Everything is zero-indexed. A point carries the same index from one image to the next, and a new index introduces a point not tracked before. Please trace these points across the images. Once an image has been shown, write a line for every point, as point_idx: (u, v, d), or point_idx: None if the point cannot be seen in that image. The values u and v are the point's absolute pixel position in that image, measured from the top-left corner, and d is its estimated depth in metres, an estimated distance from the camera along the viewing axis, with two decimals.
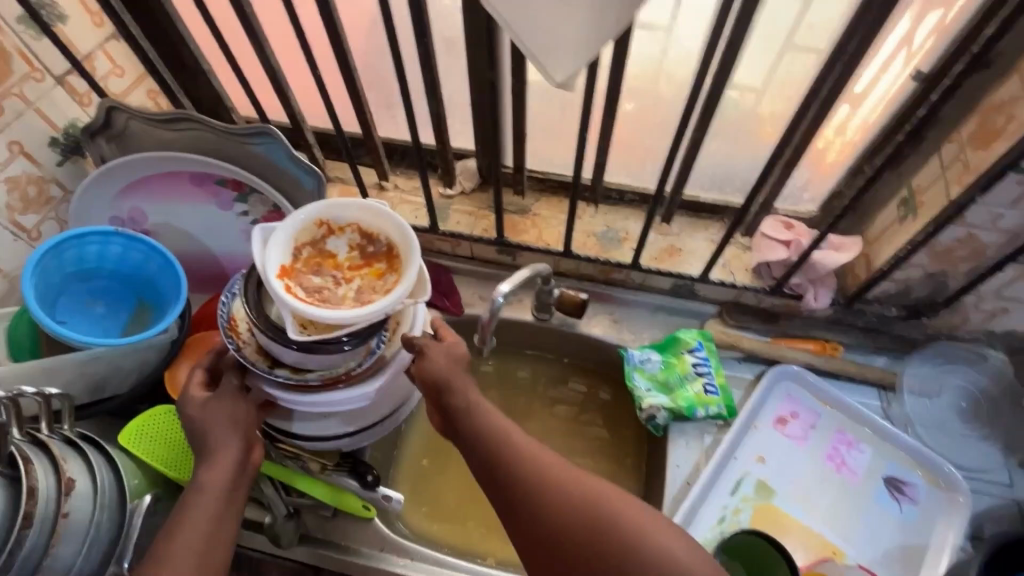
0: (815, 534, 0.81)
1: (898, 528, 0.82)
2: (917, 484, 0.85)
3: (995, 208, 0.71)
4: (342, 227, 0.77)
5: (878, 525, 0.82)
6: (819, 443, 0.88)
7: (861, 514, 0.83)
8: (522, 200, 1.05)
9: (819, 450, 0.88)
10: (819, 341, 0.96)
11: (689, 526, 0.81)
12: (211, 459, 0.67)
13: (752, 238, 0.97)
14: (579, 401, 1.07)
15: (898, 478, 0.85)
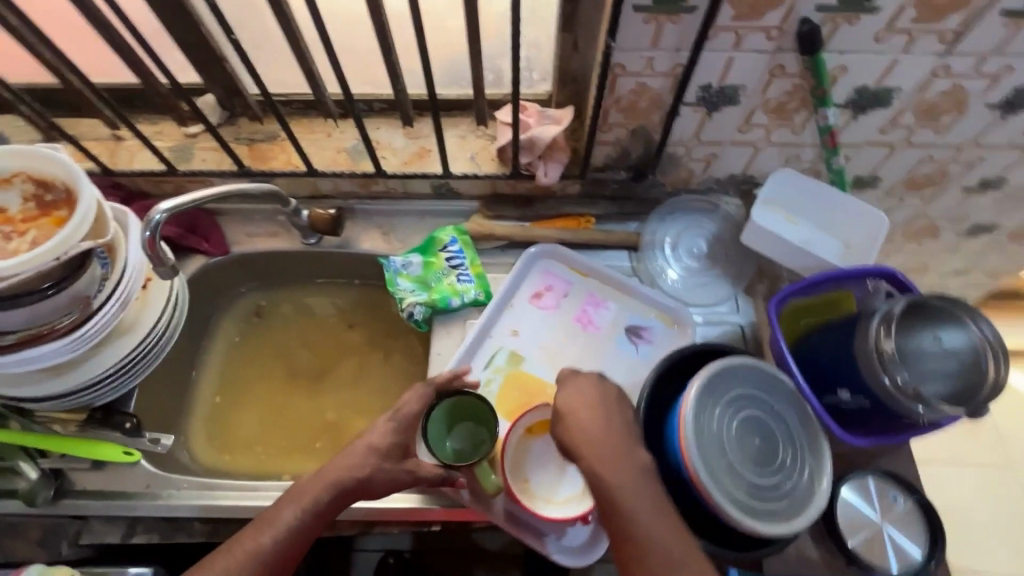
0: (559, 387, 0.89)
1: (635, 367, 0.91)
2: (654, 326, 0.95)
3: (643, 51, 0.75)
4: (10, 179, 0.73)
5: (616, 368, 0.91)
6: (569, 308, 0.96)
7: (601, 362, 0.92)
8: (267, 126, 1.02)
9: (569, 314, 0.95)
10: (573, 217, 1.01)
11: None
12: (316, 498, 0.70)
13: (492, 127, 0.99)
14: (374, 321, 1.09)
15: (637, 325, 0.94)
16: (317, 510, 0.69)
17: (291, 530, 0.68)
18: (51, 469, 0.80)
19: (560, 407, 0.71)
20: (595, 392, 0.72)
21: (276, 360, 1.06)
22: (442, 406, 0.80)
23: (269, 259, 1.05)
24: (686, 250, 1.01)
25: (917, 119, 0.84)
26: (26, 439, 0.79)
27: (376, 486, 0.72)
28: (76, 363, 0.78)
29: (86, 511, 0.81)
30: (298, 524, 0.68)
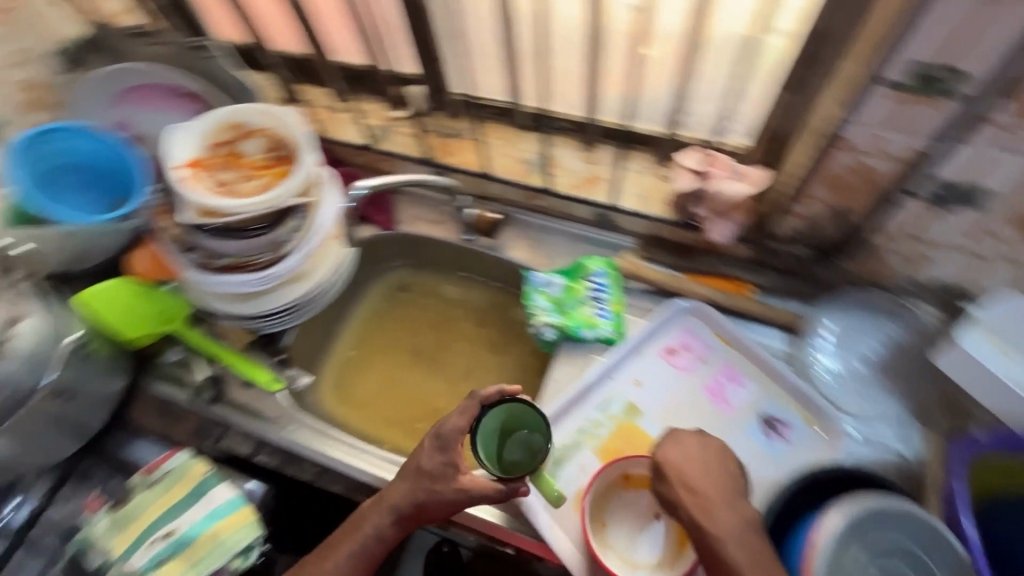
0: None
1: (761, 460, 0.83)
2: (795, 426, 0.85)
3: (875, 129, 0.67)
4: (255, 130, 0.85)
5: (739, 454, 0.83)
6: (703, 374, 0.89)
7: (724, 443, 0.84)
8: (456, 122, 1.06)
9: (700, 381, 0.89)
10: (731, 279, 0.95)
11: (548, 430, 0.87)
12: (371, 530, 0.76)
13: (670, 169, 0.96)
14: (502, 329, 1.12)
15: (776, 418, 0.85)
16: (381, 536, 0.76)
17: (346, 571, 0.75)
18: (214, 377, 0.95)
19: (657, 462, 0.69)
20: (693, 453, 0.69)
21: (406, 336, 1.14)
22: (487, 420, 0.78)
23: (425, 244, 1.12)
24: (855, 352, 0.89)
25: None
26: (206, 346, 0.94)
27: (433, 506, 0.75)
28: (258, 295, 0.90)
29: (229, 421, 0.92)
30: (360, 553, 0.75)
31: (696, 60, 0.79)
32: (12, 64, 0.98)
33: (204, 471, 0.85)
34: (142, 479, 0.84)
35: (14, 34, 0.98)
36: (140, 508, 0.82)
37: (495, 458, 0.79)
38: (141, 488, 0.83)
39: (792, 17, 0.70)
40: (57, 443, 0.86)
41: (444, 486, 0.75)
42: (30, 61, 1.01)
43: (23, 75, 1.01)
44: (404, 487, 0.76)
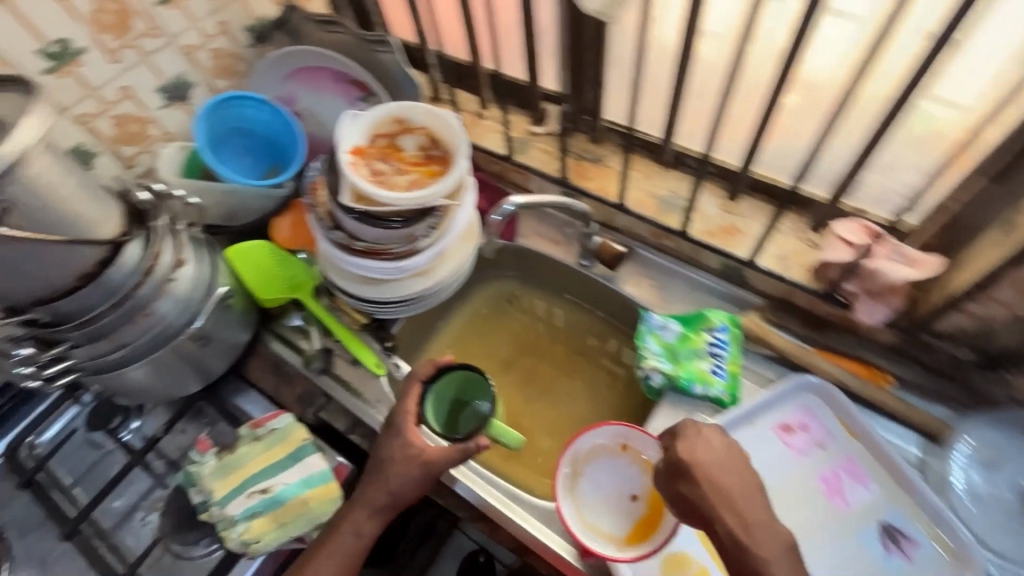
0: None
1: (875, 572, 0.75)
2: (922, 544, 0.77)
3: None
4: (416, 128, 0.89)
5: (850, 559, 0.76)
6: (819, 462, 0.83)
7: (831, 542, 0.77)
8: (598, 149, 1.08)
9: (815, 468, 0.82)
10: (867, 365, 0.88)
11: None
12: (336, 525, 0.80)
13: (820, 235, 0.89)
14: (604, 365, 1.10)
15: (898, 530, 0.77)
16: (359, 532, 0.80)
17: (330, 574, 0.78)
18: (327, 349, 0.99)
19: (686, 457, 0.72)
20: (715, 451, 0.72)
21: (502, 346, 1.14)
22: (435, 388, 0.89)
23: (540, 261, 1.12)
24: (1007, 479, 0.78)
25: None
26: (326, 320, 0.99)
27: (401, 494, 0.81)
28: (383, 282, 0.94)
29: (332, 394, 0.97)
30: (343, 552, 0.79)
31: (884, 129, 0.73)
32: (214, 33, 1.09)
33: (304, 438, 0.89)
34: (249, 432, 0.89)
35: (220, 8, 1.08)
36: (245, 458, 0.87)
37: (445, 425, 0.88)
38: (248, 440, 0.89)
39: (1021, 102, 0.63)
40: (184, 381, 0.94)
41: (412, 470, 0.80)
42: (227, 32, 1.12)
43: (219, 44, 1.12)
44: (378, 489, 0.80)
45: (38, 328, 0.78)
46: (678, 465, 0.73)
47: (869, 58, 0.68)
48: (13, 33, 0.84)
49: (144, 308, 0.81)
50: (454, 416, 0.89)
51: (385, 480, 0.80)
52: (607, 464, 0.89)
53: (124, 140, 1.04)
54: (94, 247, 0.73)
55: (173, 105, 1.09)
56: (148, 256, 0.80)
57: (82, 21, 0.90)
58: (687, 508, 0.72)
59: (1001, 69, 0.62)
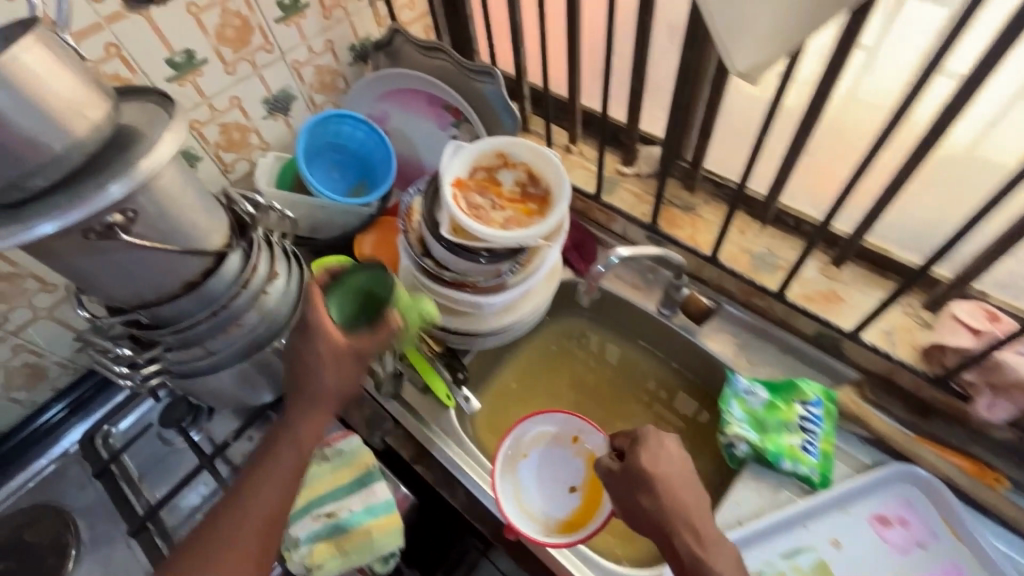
0: None
1: None
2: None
3: None
4: (516, 164, 0.88)
5: None
6: (919, 563, 0.77)
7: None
8: (690, 198, 1.05)
9: (915, 569, 0.77)
10: (975, 461, 0.80)
11: None
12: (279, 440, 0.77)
13: (935, 317, 0.84)
14: (669, 422, 1.05)
15: None
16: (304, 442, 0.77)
17: (277, 494, 0.74)
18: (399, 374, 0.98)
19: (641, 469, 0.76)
20: (671, 459, 0.77)
21: (568, 386, 1.11)
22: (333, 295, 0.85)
23: (619, 304, 1.09)
24: None
25: None
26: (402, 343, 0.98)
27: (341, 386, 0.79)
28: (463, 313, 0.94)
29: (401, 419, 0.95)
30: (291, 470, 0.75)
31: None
32: (322, 50, 1.12)
33: (371, 463, 0.88)
34: (317, 451, 0.90)
35: (330, 27, 1.11)
36: (313, 478, 0.87)
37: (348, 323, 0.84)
38: (316, 459, 0.89)
39: None
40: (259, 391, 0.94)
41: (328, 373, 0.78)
42: (333, 51, 1.15)
43: (324, 62, 1.15)
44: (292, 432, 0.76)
45: (137, 330, 0.79)
46: (637, 474, 0.76)
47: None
48: (148, 43, 0.88)
49: (238, 319, 0.82)
50: (360, 310, 0.85)
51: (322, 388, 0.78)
52: (552, 454, 0.96)
53: (226, 147, 1.08)
54: (202, 258, 0.75)
55: (275, 116, 1.12)
56: (246, 268, 0.81)
57: (209, 35, 0.94)
58: (648, 519, 0.74)
59: None
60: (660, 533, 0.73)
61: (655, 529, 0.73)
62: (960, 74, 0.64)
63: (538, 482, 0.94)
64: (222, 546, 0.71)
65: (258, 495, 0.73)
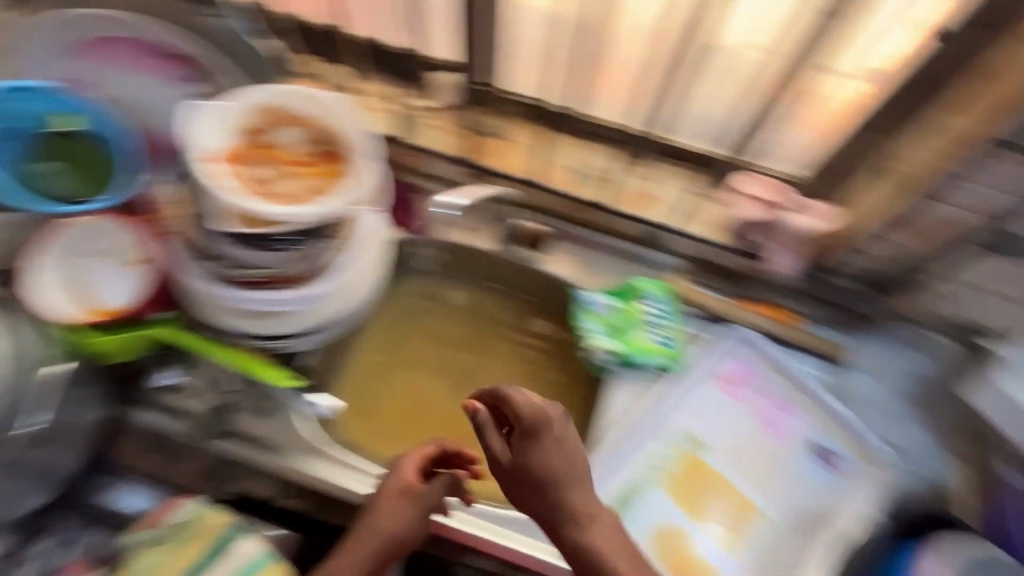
0: (738, 491, 0.81)
1: (816, 492, 0.83)
2: (845, 456, 0.86)
3: (970, 181, 0.69)
4: (295, 118, 0.72)
5: (798, 487, 0.83)
6: (757, 405, 0.88)
7: (784, 476, 0.83)
8: (499, 123, 1.00)
9: (756, 412, 0.87)
10: (775, 306, 0.95)
11: (606, 473, 0.80)
12: (394, 513, 0.72)
13: (725, 192, 0.95)
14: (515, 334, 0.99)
15: (826, 449, 0.86)
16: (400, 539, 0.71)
17: (382, 544, 0.71)
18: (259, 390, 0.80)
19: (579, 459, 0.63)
20: (565, 452, 0.63)
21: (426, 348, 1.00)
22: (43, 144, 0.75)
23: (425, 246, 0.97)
24: (889, 382, 0.93)
25: None
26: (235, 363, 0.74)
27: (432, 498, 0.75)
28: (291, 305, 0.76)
29: (240, 459, 0.77)
30: (386, 543, 0.71)
31: (775, 93, 0.81)
32: None
33: (225, 523, 0.72)
34: (145, 534, 0.70)
35: None
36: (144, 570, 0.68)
37: (66, 157, 0.75)
38: (141, 545, 0.69)
39: (883, 61, 0.73)
40: (24, 495, 0.69)
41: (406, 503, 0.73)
42: None
43: None
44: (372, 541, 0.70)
45: None
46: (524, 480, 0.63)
47: (788, 36, 0.75)
48: None
49: None
50: (69, 160, 0.76)
51: (423, 495, 0.74)
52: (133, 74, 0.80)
53: None
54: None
55: None
56: None
57: None
58: (533, 499, 0.64)
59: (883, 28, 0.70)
60: (568, 490, 0.63)
61: (563, 504, 0.63)
62: None
63: (95, 279, 0.75)
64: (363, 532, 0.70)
65: (380, 525, 0.71)
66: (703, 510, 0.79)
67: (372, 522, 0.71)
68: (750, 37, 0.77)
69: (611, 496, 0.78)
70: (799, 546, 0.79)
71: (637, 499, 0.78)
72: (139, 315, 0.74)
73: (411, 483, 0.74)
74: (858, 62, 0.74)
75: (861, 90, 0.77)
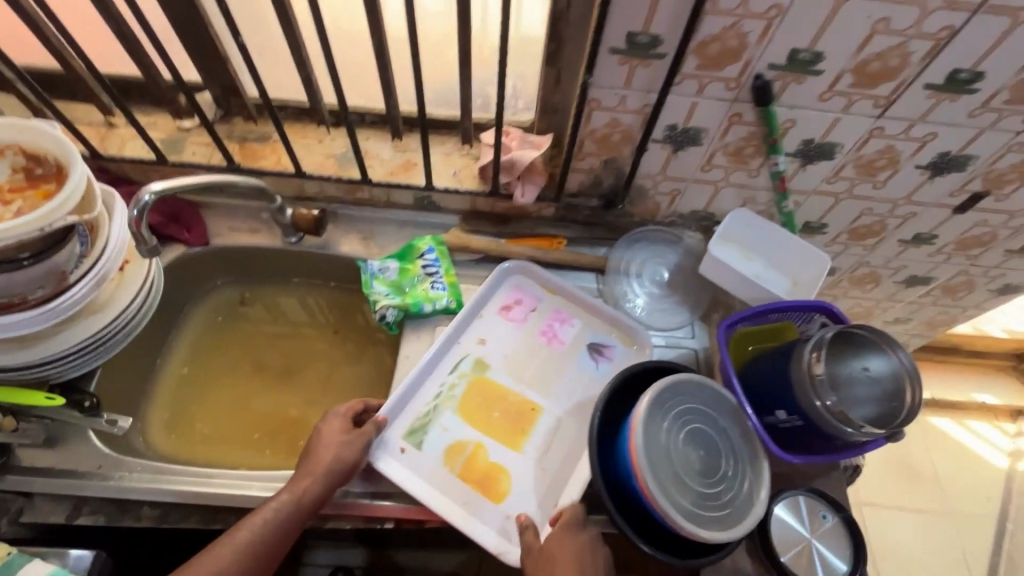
0: (521, 397, 0.91)
1: (593, 381, 0.94)
2: (615, 346, 0.98)
3: (618, 90, 0.83)
4: (2, 150, 0.75)
5: (576, 382, 0.93)
6: (536, 322, 0.98)
7: (562, 376, 0.94)
8: (261, 128, 1.06)
9: (535, 327, 0.98)
10: (546, 238, 1.07)
11: (398, 412, 0.88)
12: (347, 434, 0.79)
13: (476, 147, 1.05)
14: (332, 321, 1.11)
15: (599, 343, 0.97)
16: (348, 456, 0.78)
17: (342, 456, 0.77)
18: (41, 419, 0.81)
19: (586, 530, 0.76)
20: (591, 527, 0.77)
21: (246, 352, 1.07)
22: None
23: (212, 257, 1.04)
24: (650, 277, 1.07)
25: (857, 173, 0.93)
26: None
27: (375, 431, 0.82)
28: (56, 327, 0.79)
29: (30, 488, 0.78)
30: (338, 459, 0.77)
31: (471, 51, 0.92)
32: None
33: (7, 551, 0.72)
34: None
35: None
36: None
37: None
38: None
39: None
40: None
41: (350, 438, 0.79)
42: None
43: None
44: (327, 467, 0.75)
45: None
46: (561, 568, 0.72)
47: None
48: None
49: None
50: None
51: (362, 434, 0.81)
52: None
53: None
54: None
55: None
56: None
57: None
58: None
59: None
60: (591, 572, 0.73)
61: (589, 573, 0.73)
62: None
63: None
64: (330, 447, 0.77)
65: (337, 444, 0.78)
66: (492, 421, 0.89)
67: (333, 442, 0.78)
68: None
69: (406, 430, 0.87)
70: (583, 431, 0.89)
71: (430, 426, 0.87)
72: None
73: (346, 420, 0.82)
74: None
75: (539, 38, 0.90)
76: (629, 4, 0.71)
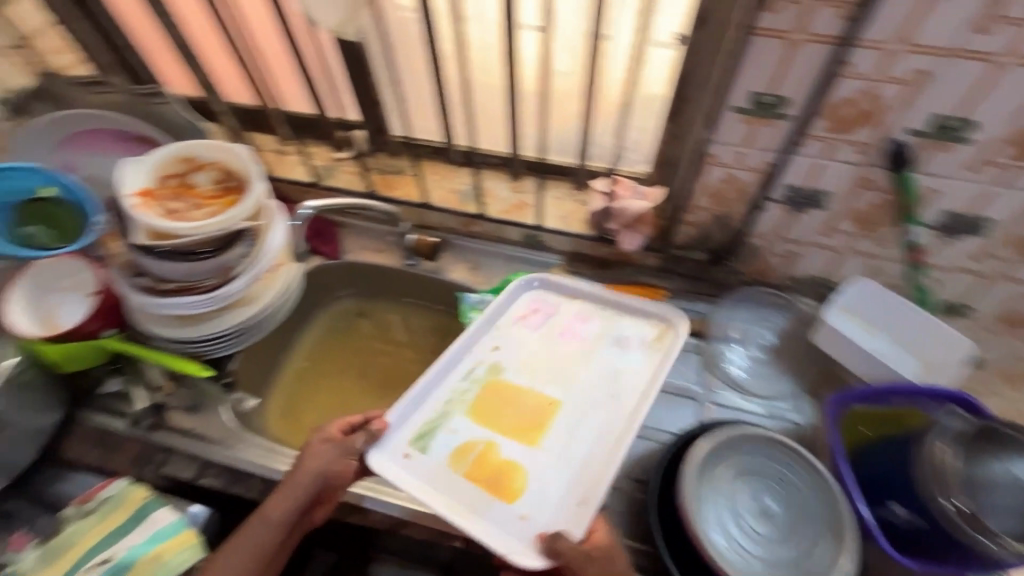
0: (538, 394, 0.83)
1: (619, 369, 0.85)
2: (644, 335, 0.90)
3: (738, 147, 0.83)
4: (206, 164, 0.94)
5: (599, 374, 0.85)
6: (555, 324, 0.92)
7: (584, 370, 0.86)
8: (397, 161, 1.20)
9: (553, 329, 0.92)
10: (646, 286, 1.06)
11: (405, 417, 0.81)
12: (318, 452, 0.77)
13: (584, 192, 1.10)
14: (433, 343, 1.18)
15: (621, 335, 0.90)
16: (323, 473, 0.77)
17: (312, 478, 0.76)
18: (191, 387, 0.97)
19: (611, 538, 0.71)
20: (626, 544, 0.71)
21: (354, 359, 1.17)
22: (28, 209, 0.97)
23: (347, 269, 1.18)
24: (754, 342, 1.02)
25: (1014, 253, 0.83)
26: (163, 360, 0.92)
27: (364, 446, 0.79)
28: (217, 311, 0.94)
29: (173, 445, 0.92)
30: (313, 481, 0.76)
31: (594, 105, 0.97)
32: None
33: (146, 495, 0.84)
34: (76, 510, 0.83)
35: None
36: (75, 537, 0.80)
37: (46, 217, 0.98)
38: (75, 518, 0.82)
39: (666, 66, 0.89)
40: None
41: (333, 449, 0.78)
42: None
43: None
44: (297, 490, 0.76)
45: None
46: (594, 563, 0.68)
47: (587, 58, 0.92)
48: None
49: None
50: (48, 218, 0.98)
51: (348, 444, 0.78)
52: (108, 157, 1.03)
53: None
54: None
55: None
56: None
57: None
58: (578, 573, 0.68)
59: (662, 38, 0.85)
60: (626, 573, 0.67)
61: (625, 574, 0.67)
62: (533, 24, 0.89)
63: (65, 307, 0.95)
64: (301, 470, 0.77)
65: (307, 465, 0.76)
66: (506, 421, 0.81)
67: (305, 464, 0.77)
68: (565, 64, 0.94)
69: (414, 434, 0.81)
70: (608, 435, 0.79)
71: (438, 430, 0.81)
72: (94, 332, 0.93)
73: (330, 434, 0.79)
74: (659, 76, 0.90)
75: (664, 94, 0.93)
76: (758, 66, 0.72)
